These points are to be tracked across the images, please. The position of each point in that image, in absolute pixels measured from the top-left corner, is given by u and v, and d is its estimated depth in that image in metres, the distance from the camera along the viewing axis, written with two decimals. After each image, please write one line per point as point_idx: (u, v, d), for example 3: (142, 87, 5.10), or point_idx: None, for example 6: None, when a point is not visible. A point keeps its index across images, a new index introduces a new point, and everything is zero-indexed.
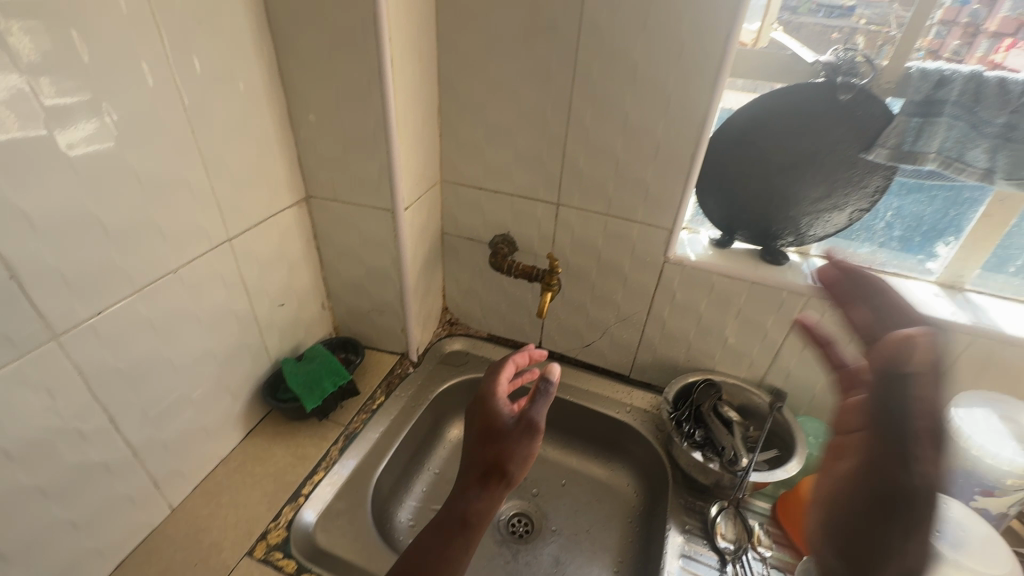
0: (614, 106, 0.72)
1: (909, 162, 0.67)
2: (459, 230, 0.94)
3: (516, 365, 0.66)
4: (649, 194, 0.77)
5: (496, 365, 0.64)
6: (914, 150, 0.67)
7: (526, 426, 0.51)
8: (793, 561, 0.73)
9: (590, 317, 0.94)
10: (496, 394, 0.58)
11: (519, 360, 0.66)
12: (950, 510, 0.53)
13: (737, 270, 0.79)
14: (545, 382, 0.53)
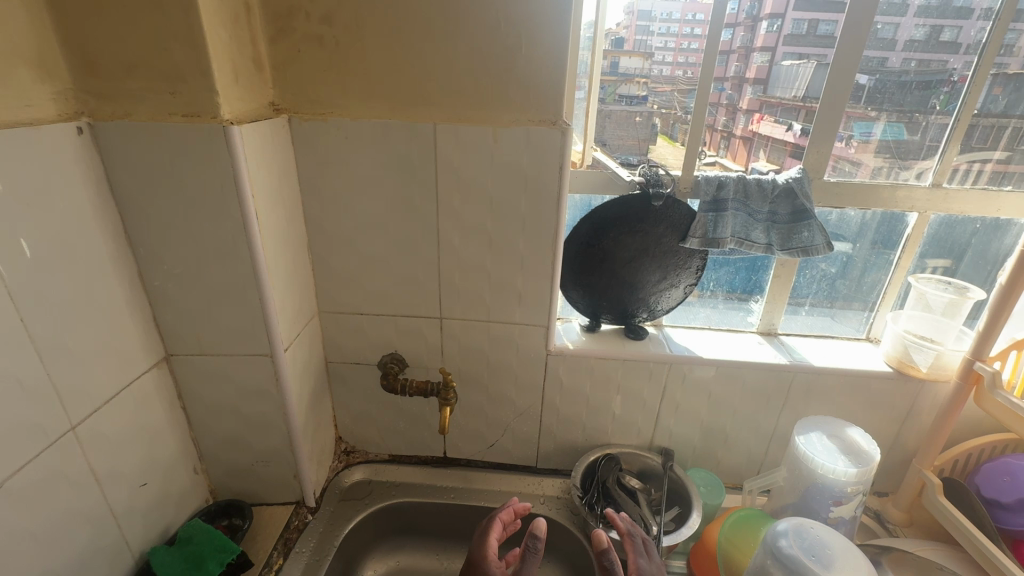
0: (477, 227, 0.79)
1: (714, 247, 0.84)
2: (345, 356, 0.92)
3: (502, 523, 0.75)
4: (522, 298, 0.84)
5: (485, 527, 0.74)
6: (715, 237, 0.83)
7: None
8: None
9: (489, 418, 0.96)
10: (487, 555, 0.69)
11: (504, 517, 0.75)
12: (816, 533, 0.63)
13: (610, 351, 0.89)
14: (533, 540, 0.65)
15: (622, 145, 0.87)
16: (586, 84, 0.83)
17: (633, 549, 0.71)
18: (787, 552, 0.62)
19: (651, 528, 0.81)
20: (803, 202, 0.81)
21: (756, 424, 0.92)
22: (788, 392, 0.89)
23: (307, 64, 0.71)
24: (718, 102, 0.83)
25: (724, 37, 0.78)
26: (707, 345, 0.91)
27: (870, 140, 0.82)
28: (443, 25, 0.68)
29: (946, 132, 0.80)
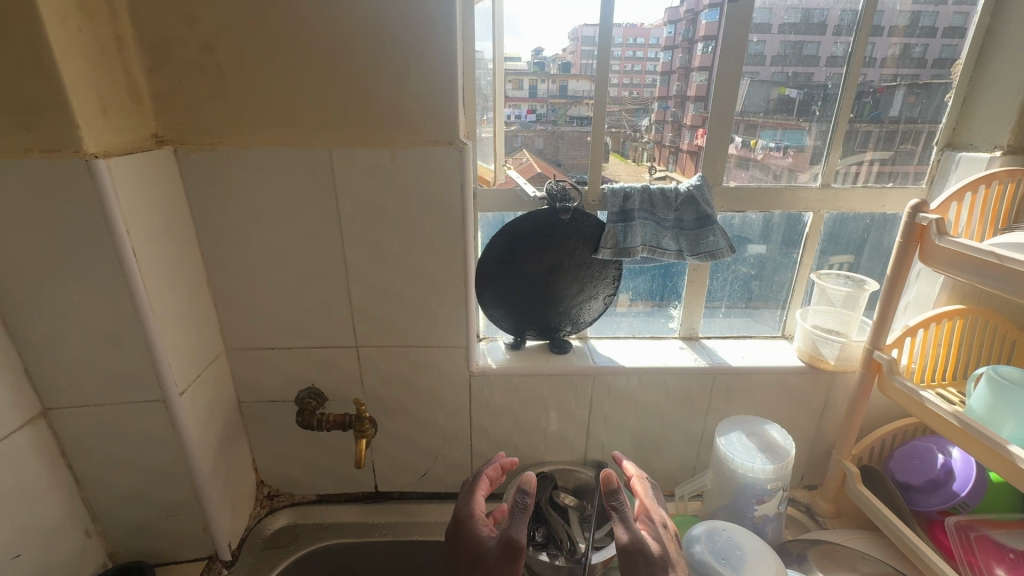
0: (384, 251, 0.78)
1: (626, 256, 0.85)
2: (258, 394, 0.87)
3: (488, 479, 0.73)
4: (438, 321, 0.83)
5: (471, 485, 0.72)
6: (626, 246, 0.85)
7: (507, 545, 0.57)
8: None
9: (418, 446, 0.93)
10: (474, 513, 0.66)
11: (491, 473, 0.74)
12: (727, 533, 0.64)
13: (533, 368, 0.88)
14: (521, 496, 0.60)
15: (575, 165, 0.87)
16: (539, 107, 0.84)
17: (642, 490, 0.67)
18: (699, 557, 0.62)
19: (580, 548, 0.79)
20: (705, 207, 0.84)
21: (684, 429, 0.93)
22: (711, 394, 0.90)
23: (190, 94, 0.69)
24: (662, 119, 0.85)
25: (662, 59, 0.83)
26: (630, 354, 0.92)
27: (806, 149, 0.87)
28: (329, 51, 0.68)
29: (830, 135, 0.85)
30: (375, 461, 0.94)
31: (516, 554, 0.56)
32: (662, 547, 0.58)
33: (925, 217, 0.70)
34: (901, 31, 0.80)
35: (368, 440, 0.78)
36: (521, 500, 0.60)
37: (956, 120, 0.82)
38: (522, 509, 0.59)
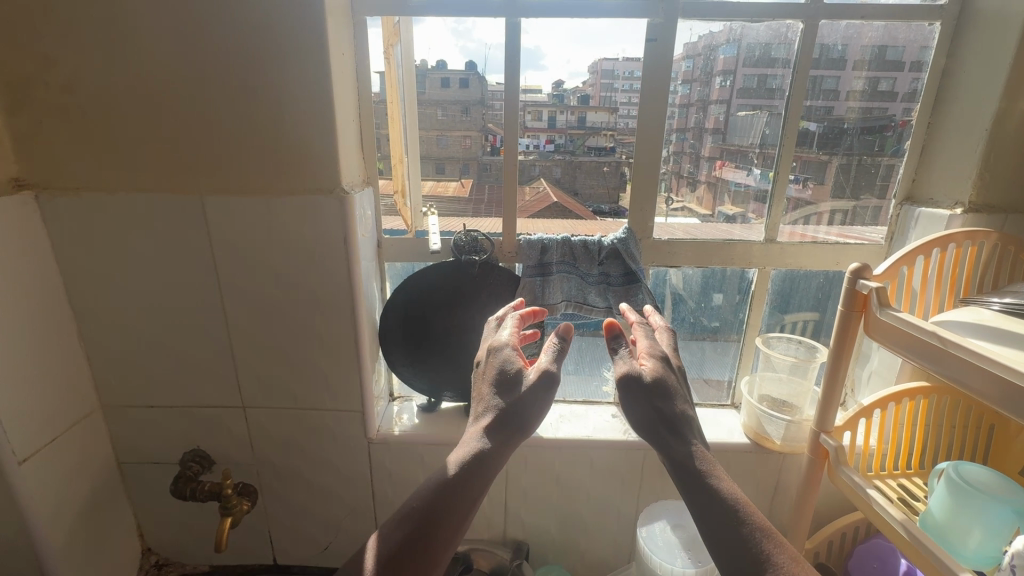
0: (265, 306, 0.71)
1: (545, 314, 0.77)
2: (139, 456, 0.80)
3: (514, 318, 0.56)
4: (330, 382, 0.75)
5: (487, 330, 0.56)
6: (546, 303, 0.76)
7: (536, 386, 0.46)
8: None
9: (316, 518, 0.83)
10: (489, 349, 0.52)
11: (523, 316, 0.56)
12: None
13: (440, 435, 0.79)
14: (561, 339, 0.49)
15: (593, 195, 0.79)
16: (557, 138, 0.77)
17: (641, 330, 0.53)
18: None
19: None
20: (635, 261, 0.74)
21: (616, 509, 0.82)
22: (642, 470, 0.79)
23: (51, 137, 0.64)
24: (680, 150, 0.76)
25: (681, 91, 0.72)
26: (553, 421, 0.82)
27: (827, 183, 0.76)
28: (197, 93, 0.62)
29: (818, 174, 0.76)
30: (271, 532, 0.85)
31: (518, 420, 0.47)
32: (679, 382, 0.49)
33: (866, 286, 0.60)
34: (859, 66, 0.71)
35: (234, 521, 0.71)
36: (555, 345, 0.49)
37: (914, 172, 0.74)
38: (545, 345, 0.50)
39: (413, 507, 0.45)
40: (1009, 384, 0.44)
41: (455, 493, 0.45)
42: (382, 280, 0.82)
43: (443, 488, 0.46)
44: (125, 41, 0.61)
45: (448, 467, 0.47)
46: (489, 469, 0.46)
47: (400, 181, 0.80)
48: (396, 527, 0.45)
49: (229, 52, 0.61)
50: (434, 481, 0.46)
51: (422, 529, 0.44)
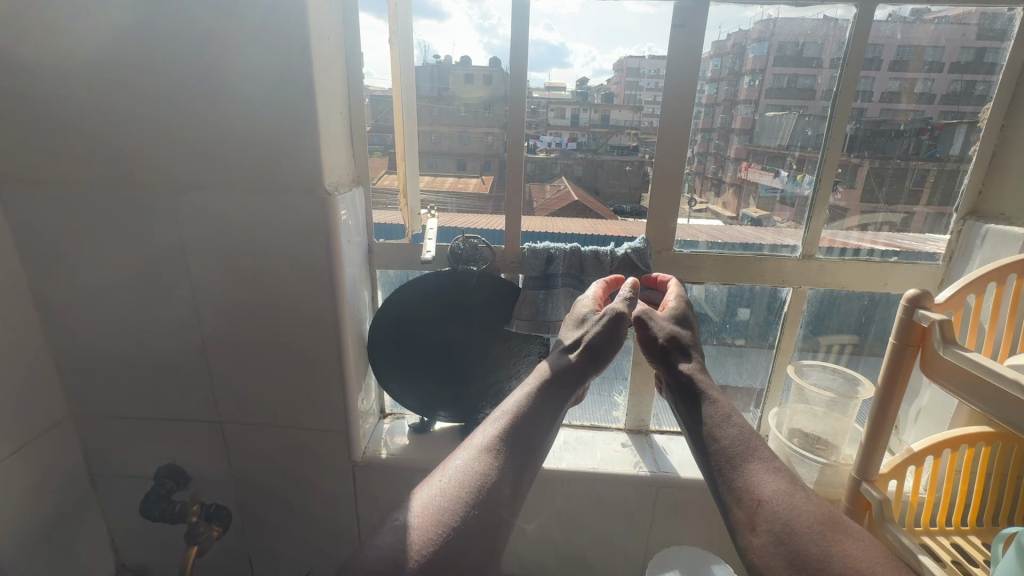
0: (241, 316, 0.65)
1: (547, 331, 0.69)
2: (112, 469, 0.75)
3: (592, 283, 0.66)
4: (311, 400, 0.69)
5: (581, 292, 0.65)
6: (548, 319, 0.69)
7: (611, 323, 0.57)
8: None
9: (298, 542, 0.78)
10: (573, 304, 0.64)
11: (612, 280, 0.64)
12: None
13: (431, 461, 0.72)
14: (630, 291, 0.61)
15: (615, 194, 0.70)
16: (580, 135, 0.68)
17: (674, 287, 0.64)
18: None
19: None
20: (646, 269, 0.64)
21: (622, 548, 0.74)
22: (654, 508, 0.71)
23: (11, 128, 0.59)
24: (705, 150, 0.67)
25: (708, 92, 0.64)
26: (556, 448, 0.75)
27: (857, 187, 0.66)
28: (166, 79, 0.56)
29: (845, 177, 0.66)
30: (251, 553, 0.79)
31: (602, 355, 0.58)
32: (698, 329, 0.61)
33: (927, 317, 0.50)
34: (916, 65, 0.62)
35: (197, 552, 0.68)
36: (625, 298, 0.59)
37: (981, 183, 0.64)
38: (599, 316, 0.59)
39: (490, 429, 0.54)
40: None
41: (531, 415, 0.55)
42: (374, 288, 0.75)
43: (517, 414, 0.55)
44: (87, 23, 0.55)
45: (516, 400, 0.56)
46: (564, 394, 0.57)
47: (405, 178, 0.72)
48: (477, 450, 0.52)
49: (199, 35, 0.54)
50: (508, 407, 0.56)
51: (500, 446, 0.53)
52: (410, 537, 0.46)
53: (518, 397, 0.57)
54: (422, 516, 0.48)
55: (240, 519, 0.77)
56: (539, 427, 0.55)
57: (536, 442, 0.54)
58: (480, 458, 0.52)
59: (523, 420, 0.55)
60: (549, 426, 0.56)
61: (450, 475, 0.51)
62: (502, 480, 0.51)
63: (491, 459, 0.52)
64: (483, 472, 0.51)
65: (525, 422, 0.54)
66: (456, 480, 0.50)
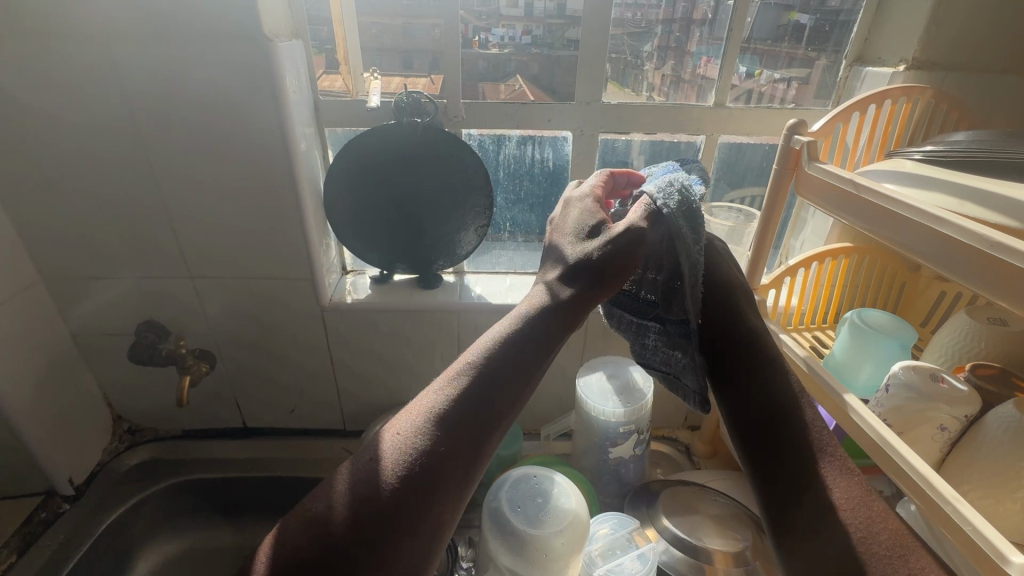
0: (197, 170, 0.68)
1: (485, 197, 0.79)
2: (93, 329, 0.81)
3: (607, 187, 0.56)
4: (276, 251, 0.75)
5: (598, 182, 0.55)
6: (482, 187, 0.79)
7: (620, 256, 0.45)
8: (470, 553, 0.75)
9: (278, 383, 0.88)
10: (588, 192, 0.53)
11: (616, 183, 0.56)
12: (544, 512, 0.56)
13: (392, 303, 0.81)
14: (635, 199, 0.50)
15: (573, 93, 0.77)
16: (534, 28, 0.74)
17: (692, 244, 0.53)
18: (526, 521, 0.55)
19: None
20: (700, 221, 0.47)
21: (561, 369, 0.88)
22: (586, 332, 0.85)
23: None
24: (666, 44, 0.76)
25: None
26: (503, 290, 0.85)
27: (811, 83, 0.78)
28: None
29: (802, 74, 0.77)
30: (238, 398, 0.90)
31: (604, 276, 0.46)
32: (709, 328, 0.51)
33: (800, 141, 0.61)
34: None
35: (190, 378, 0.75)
36: (645, 205, 0.47)
37: (868, 29, 0.72)
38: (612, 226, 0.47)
39: (452, 379, 0.44)
40: (906, 220, 0.47)
41: (501, 368, 0.43)
42: (324, 149, 0.79)
43: (484, 363, 0.43)
44: None
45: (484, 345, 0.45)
46: (548, 336, 0.45)
47: (343, 51, 0.75)
48: (421, 416, 0.43)
49: None
50: (475, 356, 0.44)
51: (460, 406, 0.42)
52: (363, 493, 0.39)
53: (490, 347, 0.44)
54: (388, 469, 0.40)
55: (223, 368, 0.86)
56: (509, 378, 0.43)
57: (501, 393, 0.43)
58: (433, 419, 0.42)
59: (489, 366, 0.43)
60: (518, 374, 0.44)
61: (403, 433, 0.42)
62: (453, 445, 0.41)
63: (444, 419, 0.42)
64: (433, 430, 0.41)
65: (491, 377, 0.43)
66: (409, 440, 0.41)
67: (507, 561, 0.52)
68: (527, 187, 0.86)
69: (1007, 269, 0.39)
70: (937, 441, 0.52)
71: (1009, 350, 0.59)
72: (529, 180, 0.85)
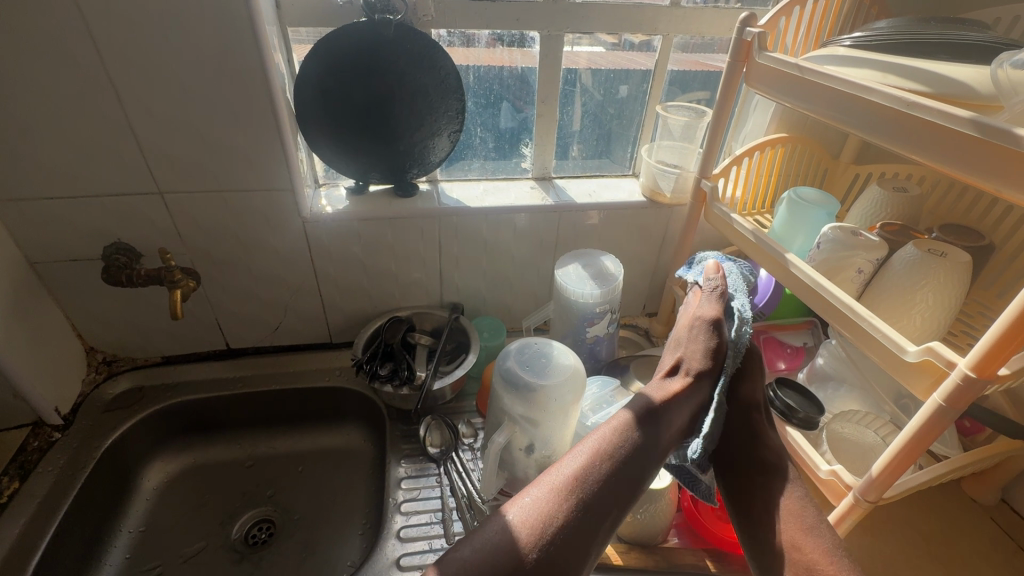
0: (162, 74, 0.65)
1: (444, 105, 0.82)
2: (53, 254, 0.77)
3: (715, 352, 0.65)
4: (253, 161, 0.74)
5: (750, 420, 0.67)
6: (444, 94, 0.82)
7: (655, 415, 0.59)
8: (471, 430, 0.84)
9: (262, 300, 0.89)
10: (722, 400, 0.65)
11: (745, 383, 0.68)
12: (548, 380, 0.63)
13: (373, 212, 0.83)
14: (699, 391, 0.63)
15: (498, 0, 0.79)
16: None
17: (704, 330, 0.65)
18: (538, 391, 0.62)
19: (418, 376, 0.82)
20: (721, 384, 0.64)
21: (536, 267, 0.95)
22: (558, 229, 0.91)
23: None
24: None
25: None
26: (479, 195, 0.90)
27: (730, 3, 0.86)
28: None
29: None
30: (219, 318, 0.90)
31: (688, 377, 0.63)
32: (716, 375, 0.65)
33: (749, 33, 0.68)
34: None
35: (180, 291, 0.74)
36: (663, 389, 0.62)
37: None
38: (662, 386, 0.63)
39: (578, 467, 0.55)
40: (840, 93, 0.56)
41: (615, 462, 0.55)
42: (287, 52, 0.76)
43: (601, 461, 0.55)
44: None
45: (594, 449, 0.57)
46: (648, 450, 0.57)
47: None
48: (552, 489, 0.53)
49: None
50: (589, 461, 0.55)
51: (587, 477, 0.54)
52: (507, 552, 0.50)
53: (612, 440, 0.57)
54: (525, 533, 0.51)
55: (203, 287, 0.85)
56: (621, 476, 0.55)
57: (619, 475, 0.55)
58: (564, 493, 0.53)
59: (608, 463, 0.55)
60: (632, 469, 0.55)
61: (537, 500, 0.53)
62: (579, 511, 0.52)
63: (571, 492, 0.53)
64: (565, 502, 0.52)
65: (608, 469, 0.55)
66: (544, 503, 0.52)
67: (520, 410, 0.61)
68: (496, 91, 0.88)
69: (917, 122, 0.49)
70: (856, 282, 0.65)
71: (907, 211, 0.73)
72: (498, 83, 0.87)
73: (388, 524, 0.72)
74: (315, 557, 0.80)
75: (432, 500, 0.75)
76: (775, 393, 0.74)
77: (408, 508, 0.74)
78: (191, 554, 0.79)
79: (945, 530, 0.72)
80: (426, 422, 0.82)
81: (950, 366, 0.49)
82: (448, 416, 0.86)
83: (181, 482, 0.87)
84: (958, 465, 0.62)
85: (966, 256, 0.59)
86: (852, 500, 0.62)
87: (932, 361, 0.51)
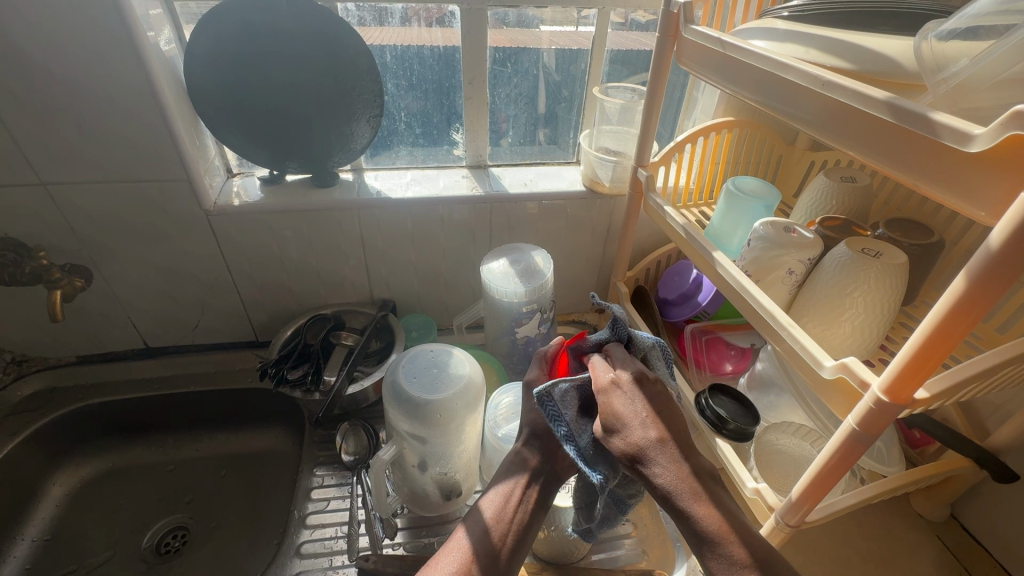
0: (21, 55, 0.59)
1: (364, 90, 0.76)
2: None
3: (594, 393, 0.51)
4: (141, 150, 0.69)
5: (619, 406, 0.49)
6: (369, 77, 0.75)
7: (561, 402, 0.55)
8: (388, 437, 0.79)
9: (176, 298, 0.84)
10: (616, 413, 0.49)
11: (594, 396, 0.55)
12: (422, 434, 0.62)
13: (282, 205, 0.77)
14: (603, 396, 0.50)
15: None
16: None
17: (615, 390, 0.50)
18: (412, 435, 0.62)
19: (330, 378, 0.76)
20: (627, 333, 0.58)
21: (469, 261, 0.90)
22: (491, 223, 0.85)
23: None
24: None
25: None
26: (404, 184, 0.84)
27: None
28: None
29: None
30: (132, 316, 0.85)
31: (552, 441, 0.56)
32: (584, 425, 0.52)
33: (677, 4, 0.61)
34: None
35: (58, 294, 0.70)
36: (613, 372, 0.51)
37: None
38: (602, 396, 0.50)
39: (468, 542, 0.51)
40: (760, 72, 0.49)
41: (505, 535, 0.51)
42: (178, 25, 0.70)
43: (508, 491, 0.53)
44: None
45: (480, 522, 0.52)
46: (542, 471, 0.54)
47: None
48: (477, 536, 0.51)
49: None
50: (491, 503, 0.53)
51: (482, 546, 0.50)
52: None
53: (509, 509, 0.52)
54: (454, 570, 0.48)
55: (107, 284, 0.80)
56: (532, 504, 0.53)
57: (509, 551, 0.50)
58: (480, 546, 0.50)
59: (507, 538, 0.51)
60: (522, 537, 0.51)
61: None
62: None
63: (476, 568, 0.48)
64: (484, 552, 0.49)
65: (502, 536, 0.51)
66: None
67: (407, 427, 0.61)
68: (417, 73, 0.81)
69: (836, 105, 0.42)
70: (787, 284, 0.59)
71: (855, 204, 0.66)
72: (419, 63, 0.80)
73: (290, 538, 0.68)
74: (226, 569, 0.76)
75: (342, 512, 0.71)
76: (707, 402, 0.67)
77: (316, 520, 0.70)
78: (96, 565, 0.75)
79: (884, 548, 0.68)
80: (341, 429, 0.77)
81: (863, 387, 0.43)
82: (369, 422, 0.80)
83: (94, 488, 0.84)
84: (894, 487, 0.57)
85: (902, 257, 0.53)
86: (773, 524, 0.56)
87: (846, 380, 0.45)
